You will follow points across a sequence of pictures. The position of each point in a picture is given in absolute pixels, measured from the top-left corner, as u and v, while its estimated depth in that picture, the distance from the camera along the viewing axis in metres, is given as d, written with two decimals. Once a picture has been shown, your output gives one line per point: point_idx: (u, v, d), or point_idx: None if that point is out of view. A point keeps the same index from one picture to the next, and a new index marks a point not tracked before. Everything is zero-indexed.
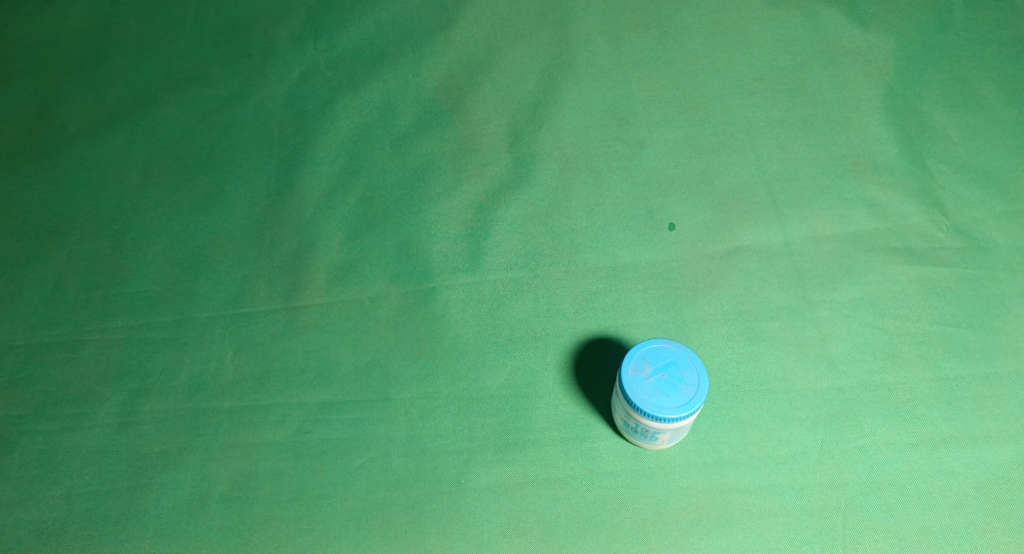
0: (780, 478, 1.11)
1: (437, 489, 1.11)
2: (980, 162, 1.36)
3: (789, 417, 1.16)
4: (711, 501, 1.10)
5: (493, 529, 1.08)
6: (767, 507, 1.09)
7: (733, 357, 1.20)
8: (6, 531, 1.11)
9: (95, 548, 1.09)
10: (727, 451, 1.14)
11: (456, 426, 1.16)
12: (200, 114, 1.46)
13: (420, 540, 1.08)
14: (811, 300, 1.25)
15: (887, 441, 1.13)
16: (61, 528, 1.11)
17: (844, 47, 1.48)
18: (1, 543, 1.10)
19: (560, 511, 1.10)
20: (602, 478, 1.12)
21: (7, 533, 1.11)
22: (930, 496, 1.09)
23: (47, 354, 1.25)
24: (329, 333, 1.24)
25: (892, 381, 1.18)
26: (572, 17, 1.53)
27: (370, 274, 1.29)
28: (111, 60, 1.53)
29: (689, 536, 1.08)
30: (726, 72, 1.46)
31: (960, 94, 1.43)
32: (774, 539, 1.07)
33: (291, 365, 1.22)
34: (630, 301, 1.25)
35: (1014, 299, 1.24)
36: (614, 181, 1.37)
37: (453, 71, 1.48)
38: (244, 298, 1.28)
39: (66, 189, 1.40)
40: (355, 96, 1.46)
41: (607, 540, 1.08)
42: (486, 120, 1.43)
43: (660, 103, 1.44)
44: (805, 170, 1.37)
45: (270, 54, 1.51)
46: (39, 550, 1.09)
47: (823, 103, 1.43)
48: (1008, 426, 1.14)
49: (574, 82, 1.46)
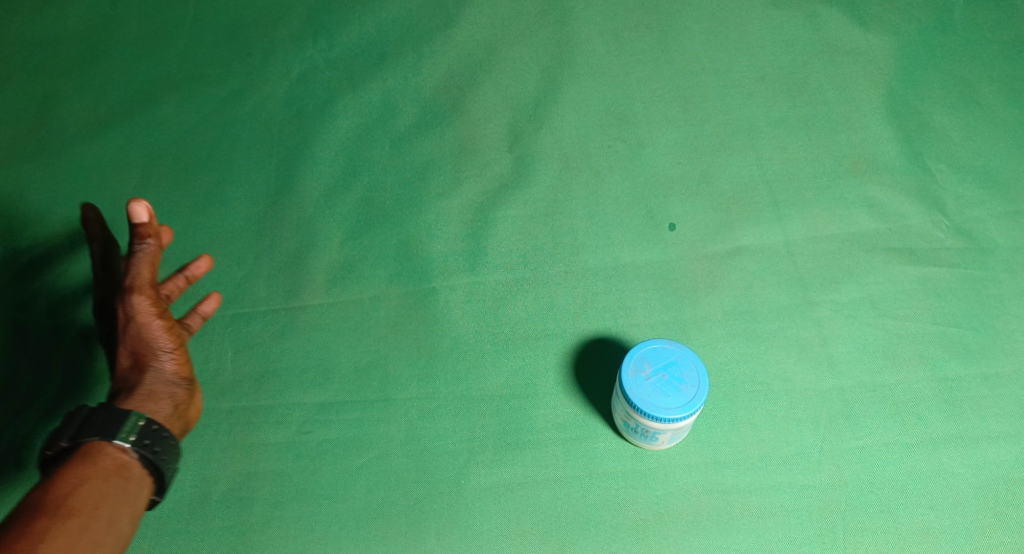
0: (780, 478, 1.12)
1: (437, 489, 1.12)
2: (979, 162, 1.36)
3: (789, 418, 1.16)
4: (711, 501, 1.10)
5: (493, 529, 1.09)
6: (767, 507, 1.10)
7: (733, 357, 1.21)
8: None
9: None
10: (727, 451, 1.14)
11: (456, 426, 1.16)
12: (200, 114, 1.46)
13: (419, 540, 1.09)
14: (811, 300, 1.25)
15: (887, 441, 1.14)
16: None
17: (845, 46, 1.48)
18: None
19: (559, 511, 1.10)
20: (602, 478, 1.12)
21: None
22: (930, 496, 1.10)
23: (47, 354, 1.25)
24: (329, 333, 1.24)
25: (892, 381, 1.18)
26: (572, 16, 1.53)
27: (370, 274, 1.29)
28: (111, 59, 1.53)
29: (689, 536, 1.08)
30: (726, 72, 1.46)
31: (960, 94, 1.43)
32: (774, 539, 1.08)
33: (292, 365, 1.22)
34: (631, 301, 1.25)
35: (1014, 300, 1.24)
36: (614, 180, 1.37)
37: (453, 70, 1.48)
38: (244, 298, 1.28)
39: (65, 188, 1.40)
40: (355, 96, 1.46)
41: (607, 540, 1.08)
42: (486, 119, 1.43)
43: (660, 103, 1.43)
44: (805, 170, 1.36)
45: (270, 54, 1.51)
46: None
47: (824, 102, 1.43)
48: (1008, 427, 1.14)
49: (574, 82, 1.46)
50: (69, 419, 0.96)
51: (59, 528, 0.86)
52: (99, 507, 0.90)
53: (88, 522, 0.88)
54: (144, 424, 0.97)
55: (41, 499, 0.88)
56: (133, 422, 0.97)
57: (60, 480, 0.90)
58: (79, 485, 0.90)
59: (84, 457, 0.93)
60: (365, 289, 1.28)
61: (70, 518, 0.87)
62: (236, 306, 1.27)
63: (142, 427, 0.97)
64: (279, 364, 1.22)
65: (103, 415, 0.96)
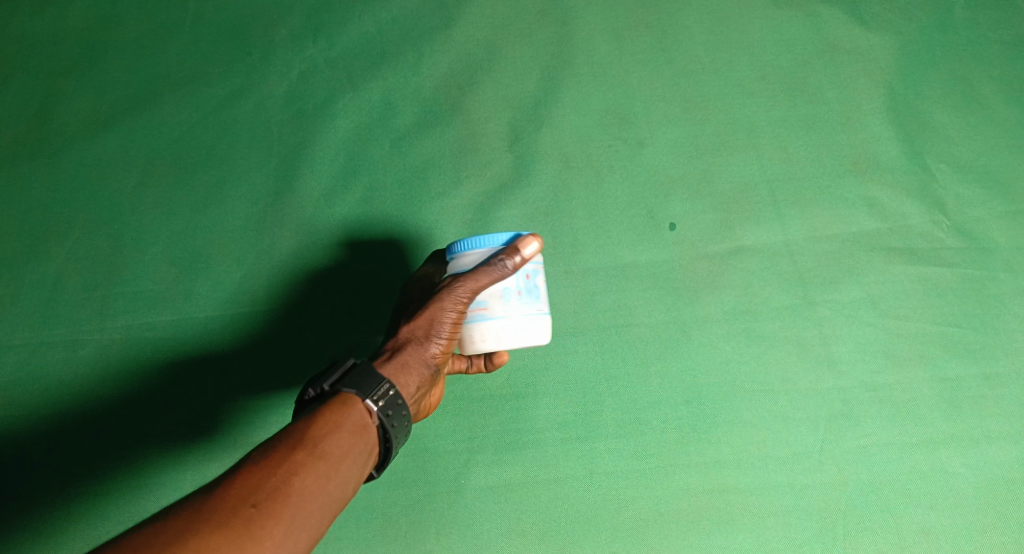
0: (781, 478, 1.21)
1: (437, 490, 1.22)
2: (981, 161, 1.34)
3: (789, 418, 1.23)
4: (712, 501, 1.20)
5: (491, 529, 1.21)
6: (768, 508, 1.20)
7: (733, 357, 1.25)
8: (23, 519, 1.27)
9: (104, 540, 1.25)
10: (727, 452, 1.22)
11: (456, 426, 1.24)
12: (199, 114, 1.43)
13: (421, 540, 1.21)
14: (812, 300, 1.27)
15: (887, 441, 1.22)
16: (59, 514, 1.27)
17: (845, 45, 1.39)
18: (23, 531, 1.27)
19: (559, 511, 1.21)
20: (603, 477, 1.22)
21: (24, 523, 1.27)
22: (932, 497, 1.20)
23: (47, 353, 1.31)
24: (328, 345, 1.30)
25: (892, 381, 1.24)
26: (574, 15, 1.42)
27: (369, 286, 1.32)
28: (96, 49, 1.47)
29: (689, 536, 1.19)
30: (727, 72, 1.39)
31: (960, 95, 1.37)
32: (775, 539, 1.19)
33: (286, 374, 1.29)
34: (630, 301, 1.28)
35: (1013, 300, 1.27)
36: (614, 180, 1.34)
37: (452, 68, 1.42)
38: (245, 299, 1.32)
39: (65, 188, 1.41)
40: (355, 95, 1.42)
41: (608, 540, 1.20)
42: (487, 119, 1.39)
43: (662, 102, 1.38)
44: (805, 170, 1.34)
45: (270, 54, 1.44)
46: (54, 538, 1.26)
47: (824, 102, 1.37)
48: (1008, 427, 1.22)
49: (574, 81, 1.39)
50: (338, 372, 1.03)
51: (304, 470, 0.92)
52: (341, 461, 0.95)
53: (275, 490, 0.89)
54: (392, 394, 1.01)
55: (286, 442, 0.94)
56: (381, 389, 1.01)
57: (317, 428, 0.96)
58: (323, 435, 0.95)
59: (333, 418, 0.97)
60: (359, 299, 1.32)
61: (275, 477, 0.90)
62: (238, 312, 1.32)
63: (389, 396, 1.01)
64: (271, 373, 1.29)
65: (363, 376, 1.02)
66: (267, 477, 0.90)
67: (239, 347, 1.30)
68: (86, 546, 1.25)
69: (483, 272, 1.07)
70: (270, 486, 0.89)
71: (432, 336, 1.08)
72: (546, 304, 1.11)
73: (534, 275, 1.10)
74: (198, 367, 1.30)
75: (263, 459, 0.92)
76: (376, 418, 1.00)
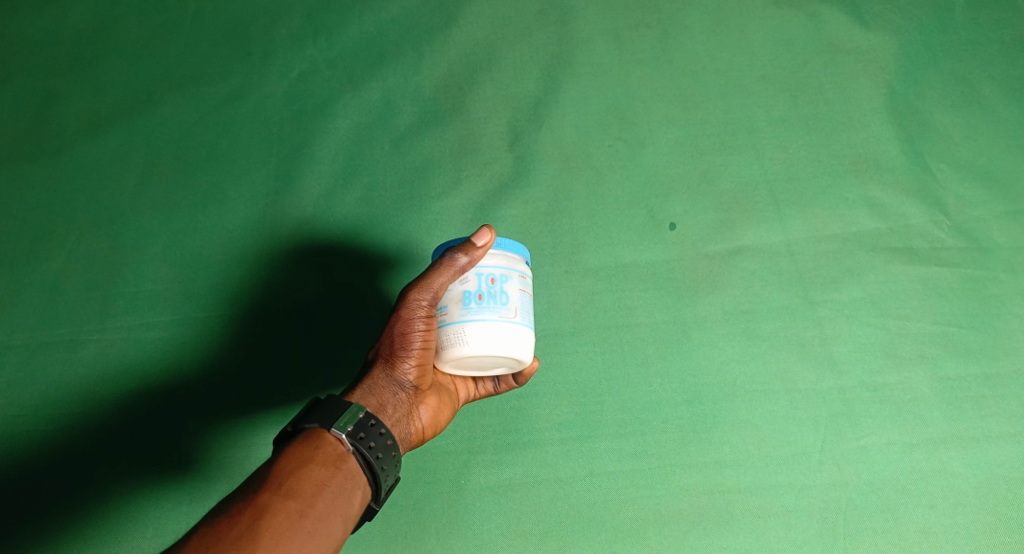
0: (781, 478, 1.20)
1: (437, 489, 1.22)
2: (981, 161, 1.34)
3: (789, 418, 1.22)
4: (712, 501, 1.20)
5: (492, 529, 1.20)
6: (768, 508, 1.19)
7: (733, 358, 1.25)
8: (17, 523, 1.23)
9: (103, 541, 1.23)
10: (728, 452, 1.22)
11: (457, 426, 1.24)
12: (199, 114, 1.43)
13: (421, 540, 1.20)
14: (812, 300, 1.27)
15: (887, 441, 1.21)
16: (54, 517, 1.24)
17: (845, 45, 1.39)
18: (16, 536, 1.23)
19: (558, 511, 1.21)
20: (602, 478, 1.21)
21: (18, 528, 1.23)
22: (933, 497, 1.19)
23: (47, 353, 1.31)
24: (329, 347, 1.29)
25: (892, 381, 1.24)
26: (574, 16, 1.43)
27: (370, 288, 1.32)
28: (98, 50, 1.47)
29: (689, 536, 1.19)
30: (727, 72, 1.39)
31: (961, 94, 1.37)
32: (775, 540, 1.18)
33: (287, 377, 1.28)
34: (630, 300, 1.28)
35: (1015, 300, 1.27)
36: (615, 180, 1.34)
37: (453, 68, 1.41)
38: (245, 299, 1.32)
39: (66, 188, 1.41)
40: (355, 95, 1.42)
41: (608, 541, 1.19)
42: (486, 119, 1.39)
43: (662, 102, 1.38)
44: (805, 170, 1.34)
45: (270, 54, 1.44)
46: (50, 541, 1.23)
47: (824, 102, 1.37)
48: (1008, 427, 1.22)
49: (575, 81, 1.39)
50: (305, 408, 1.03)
51: (269, 515, 0.91)
52: (315, 496, 0.95)
53: (238, 539, 0.89)
54: (362, 415, 1.02)
55: (250, 490, 0.94)
56: (350, 411, 1.02)
57: (283, 467, 0.96)
58: (287, 476, 0.96)
59: (300, 456, 0.98)
60: (360, 302, 1.31)
61: (238, 525, 0.90)
62: (240, 313, 1.31)
63: (359, 419, 1.01)
64: (272, 375, 1.29)
65: (330, 404, 1.02)
66: (228, 526, 0.90)
67: (239, 347, 1.30)
68: (82, 548, 1.22)
69: (439, 271, 1.05)
70: (232, 535, 0.89)
71: (399, 353, 1.09)
72: (515, 311, 1.04)
73: (500, 280, 1.05)
74: (200, 368, 1.29)
75: (226, 510, 0.92)
76: (349, 447, 1.00)
